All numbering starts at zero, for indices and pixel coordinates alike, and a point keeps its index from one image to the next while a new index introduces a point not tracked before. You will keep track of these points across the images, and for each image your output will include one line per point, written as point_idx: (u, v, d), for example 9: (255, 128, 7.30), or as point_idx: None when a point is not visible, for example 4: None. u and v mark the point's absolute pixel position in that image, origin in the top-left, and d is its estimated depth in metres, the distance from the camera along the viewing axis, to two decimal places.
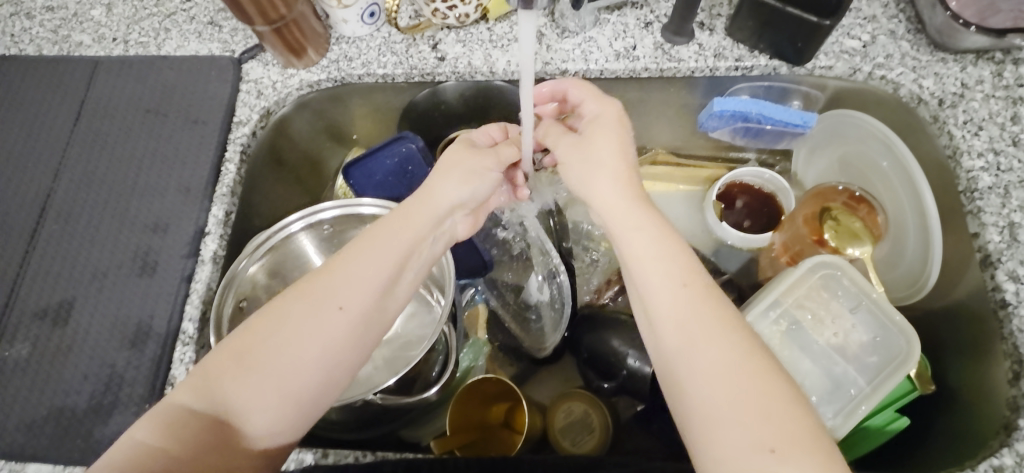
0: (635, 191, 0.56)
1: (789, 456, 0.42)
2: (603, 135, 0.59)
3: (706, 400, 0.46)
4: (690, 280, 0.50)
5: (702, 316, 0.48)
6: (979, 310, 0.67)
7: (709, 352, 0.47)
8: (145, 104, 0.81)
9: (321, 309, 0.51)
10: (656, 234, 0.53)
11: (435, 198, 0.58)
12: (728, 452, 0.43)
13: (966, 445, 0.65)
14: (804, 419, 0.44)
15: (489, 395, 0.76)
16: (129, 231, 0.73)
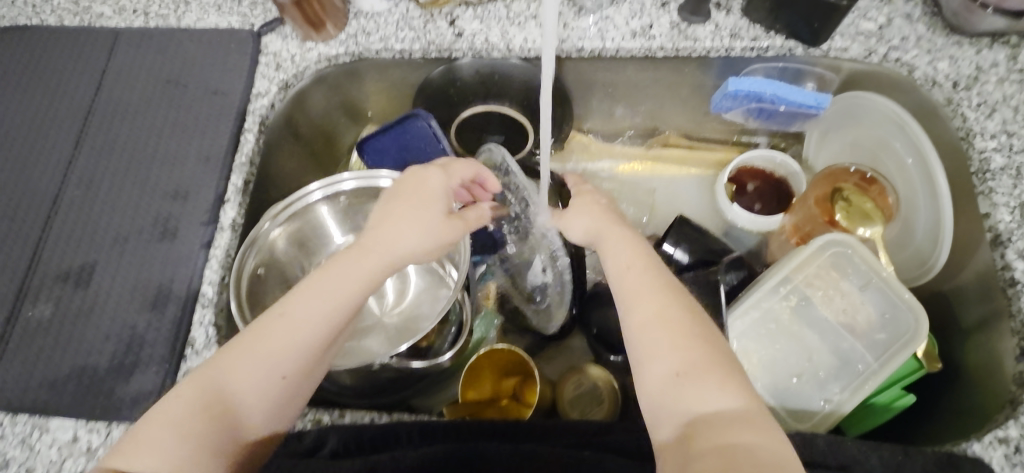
0: (611, 218, 0.64)
1: (692, 380, 0.51)
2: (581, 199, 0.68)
3: (638, 345, 0.54)
4: (633, 263, 0.58)
5: (644, 288, 0.56)
6: (987, 290, 0.68)
7: (642, 307, 0.55)
8: (164, 75, 0.82)
9: (279, 356, 0.55)
10: (609, 231, 0.62)
11: (394, 248, 0.61)
12: (653, 385, 0.52)
13: (970, 420, 0.66)
14: (713, 353, 0.52)
15: (504, 364, 0.78)
16: (149, 198, 0.75)
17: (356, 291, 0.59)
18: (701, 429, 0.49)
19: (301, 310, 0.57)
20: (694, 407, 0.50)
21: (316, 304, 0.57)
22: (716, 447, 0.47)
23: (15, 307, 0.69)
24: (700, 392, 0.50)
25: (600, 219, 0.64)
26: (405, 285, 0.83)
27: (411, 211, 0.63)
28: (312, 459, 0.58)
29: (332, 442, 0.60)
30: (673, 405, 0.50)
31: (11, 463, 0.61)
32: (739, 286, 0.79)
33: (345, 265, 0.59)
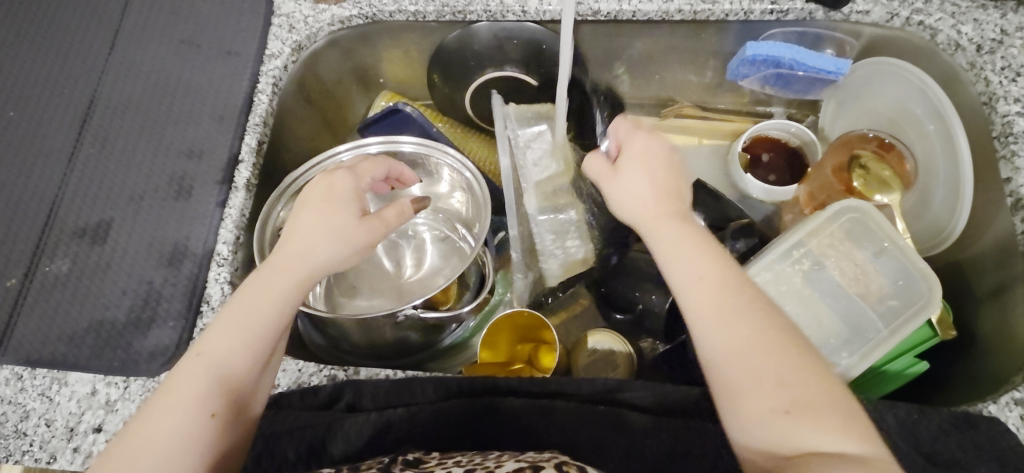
0: (669, 196, 0.54)
1: (804, 415, 0.43)
2: (632, 168, 0.55)
3: (727, 375, 0.45)
4: (706, 272, 0.49)
5: (725, 305, 0.47)
6: (1008, 256, 0.67)
7: (730, 330, 0.46)
8: (178, 35, 0.81)
9: (194, 400, 0.48)
10: (674, 225, 0.52)
11: (309, 259, 0.54)
12: (747, 422, 0.44)
13: (981, 385, 0.67)
14: (824, 384, 0.45)
15: (523, 329, 0.80)
16: (164, 157, 0.75)
17: (268, 314, 0.51)
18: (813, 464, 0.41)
19: (213, 339, 0.50)
20: (804, 443, 0.42)
21: (224, 333, 0.50)
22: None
23: (33, 261, 0.70)
24: (807, 433, 0.42)
25: (659, 203, 0.53)
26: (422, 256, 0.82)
27: (315, 220, 0.56)
28: (327, 411, 0.60)
29: (348, 396, 0.61)
30: (778, 444, 0.43)
31: (31, 415, 0.61)
32: (749, 253, 0.78)
33: (252, 288, 0.52)
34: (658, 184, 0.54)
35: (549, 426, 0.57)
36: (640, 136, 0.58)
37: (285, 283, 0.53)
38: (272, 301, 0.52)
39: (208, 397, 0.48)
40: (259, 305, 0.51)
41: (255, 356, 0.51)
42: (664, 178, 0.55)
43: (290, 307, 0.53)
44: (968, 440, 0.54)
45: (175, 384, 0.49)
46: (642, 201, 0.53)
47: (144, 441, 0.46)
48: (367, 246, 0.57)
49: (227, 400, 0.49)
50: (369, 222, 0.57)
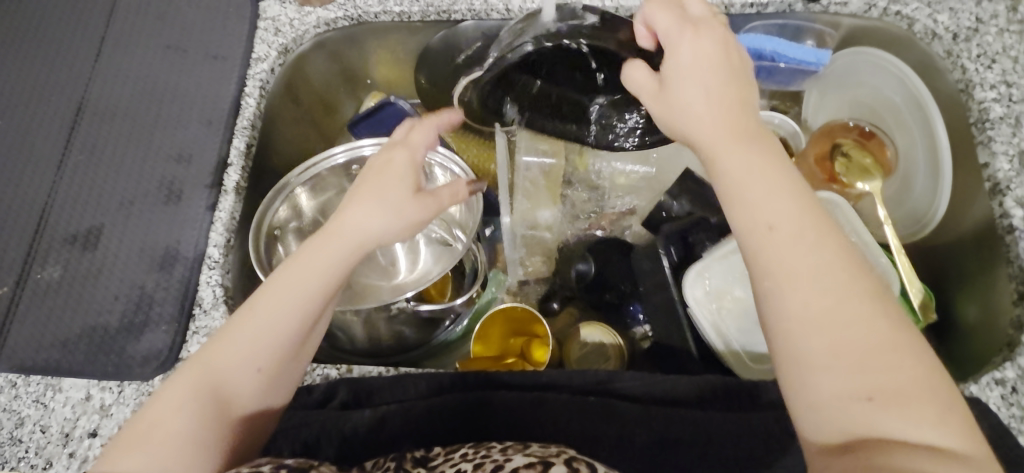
0: (731, 115, 0.47)
1: (890, 403, 0.37)
2: (686, 83, 0.49)
3: (796, 343, 0.40)
4: (781, 222, 0.42)
5: (805, 261, 0.41)
6: (987, 240, 0.68)
7: (808, 295, 0.40)
8: (165, 41, 0.82)
9: (242, 360, 0.48)
10: (744, 158, 0.45)
11: (363, 231, 0.54)
12: (816, 396, 0.38)
13: (966, 367, 0.68)
14: (918, 370, 0.38)
15: (515, 323, 0.81)
16: (153, 162, 0.75)
17: (321, 281, 0.51)
18: (883, 455, 0.35)
19: (265, 299, 0.50)
20: (879, 430, 0.37)
21: (275, 295, 0.50)
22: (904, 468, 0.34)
23: (25, 268, 0.70)
24: (892, 422, 0.37)
25: (722, 123, 0.47)
26: (416, 256, 0.83)
27: (378, 190, 0.55)
28: (321, 409, 0.60)
29: (341, 394, 0.62)
30: (847, 426, 0.37)
31: (26, 421, 0.61)
32: None
33: (306, 254, 0.52)
34: (717, 102, 0.48)
35: (541, 418, 0.58)
36: (687, 39, 0.49)
37: (339, 252, 0.52)
38: (327, 269, 0.52)
39: (257, 356, 0.48)
40: (318, 270, 0.51)
41: (305, 323, 0.50)
42: (725, 95, 0.48)
43: (342, 278, 0.53)
44: None
45: (227, 338, 0.48)
46: (699, 121, 0.48)
47: (193, 390, 0.46)
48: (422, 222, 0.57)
49: (274, 363, 0.49)
50: (427, 197, 0.57)
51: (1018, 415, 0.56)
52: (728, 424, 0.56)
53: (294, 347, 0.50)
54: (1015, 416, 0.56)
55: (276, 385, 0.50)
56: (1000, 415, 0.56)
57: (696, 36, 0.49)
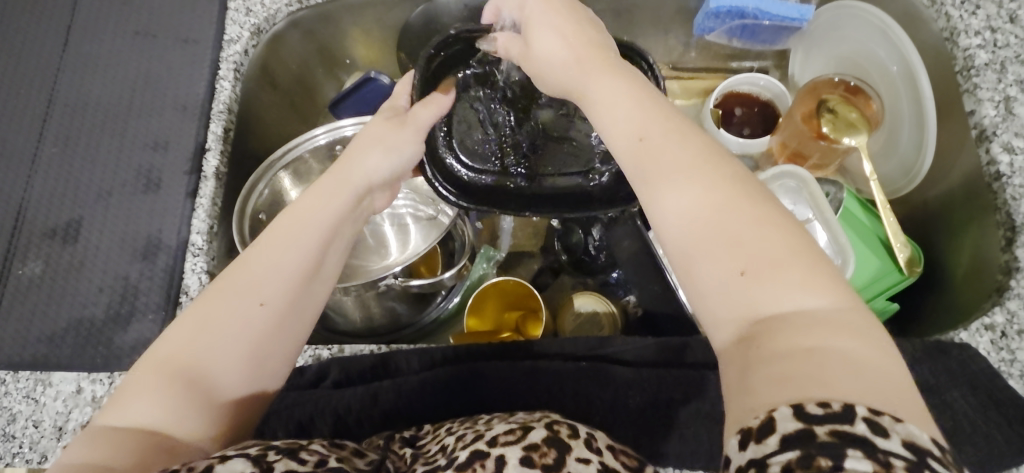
0: (584, 48, 0.50)
1: (764, 277, 0.35)
2: (543, 32, 0.52)
3: (677, 240, 0.38)
4: (649, 133, 0.42)
5: (674, 154, 0.40)
6: (975, 189, 0.68)
7: (674, 191, 0.39)
8: (133, 27, 0.80)
9: (242, 300, 0.46)
10: (614, 82, 0.46)
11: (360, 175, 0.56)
12: (708, 288, 0.37)
13: (954, 315, 0.68)
14: (787, 239, 0.36)
15: (506, 295, 0.80)
16: (129, 151, 0.74)
17: (321, 220, 0.51)
18: (766, 335, 0.33)
19: (266, 239, 0.49)
20: (763, 308, 0.34)
21: (276, 234, 0.49)
22: (793, 351, 0.32)
23: (4, 266, 0.69)
24: (774, 296, 0.34)
25: (591, 58, 0.49)
26: (406, 237, 0.81)
27: (368, 138, 0.59)
28: (315, 389, 0.60)
29: (334, 373, 0.62)
30: (736, 312, 0.35)
31: (17, 417, 0.60)
32: None
33: (305, 200, 0.53)
34: (575, 41, 0.51)
35: (535, 385, 0.58)
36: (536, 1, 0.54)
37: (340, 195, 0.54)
38: (328, 211, 0.53)
39: (257, 289, 0.46)
40: (318, 211, 0.52)
41: (310, 259, 0.49)
42: (589, 37, 0.51)
43: (341, 219, 0.54)
44: (941, 367, 0.55)
45: (230, 277, 0.47)
46: (566, 63, 0.50)
47: (202, 326, 0.44)
48: (410, 155, 0.60)
49: (282, 298, 0.47)
50: (411, 126, 0.60)
51: (1007, 359, 0.56)
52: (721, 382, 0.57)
53: (301, 283, 0.48)
54: (1004, 360, 0.56)
55: (281, 322, 0.47)
56: (989, 360, 0.56)
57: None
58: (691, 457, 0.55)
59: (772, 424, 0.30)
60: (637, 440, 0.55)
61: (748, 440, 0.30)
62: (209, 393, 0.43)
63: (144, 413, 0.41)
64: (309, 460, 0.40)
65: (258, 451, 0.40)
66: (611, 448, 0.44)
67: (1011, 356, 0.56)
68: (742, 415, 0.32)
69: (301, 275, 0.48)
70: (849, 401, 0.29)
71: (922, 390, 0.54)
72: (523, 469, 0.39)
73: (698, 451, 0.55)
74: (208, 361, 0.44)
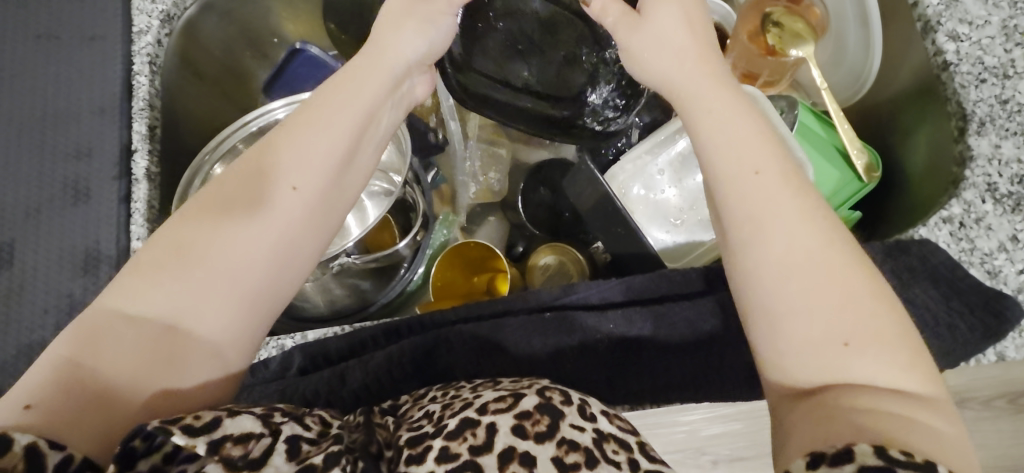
0: (709, 61, 0.50)
1: (865, 350, 0.37)
2: (667, 7, 0.53)
3: (768, 291, 0.39)
4: (765, 167, 0.42)
5: (789, 207, 0.40)
6: (925, 83, 0.66)
7: (787, 238, 0.39)
8: (34, 30, 0.74)
9: (274, 185, 0.45)
10: (730, 107, 0.46)
11: (395, 56, 0.54)
12: (789, 343, 0.38)
13: (914, 215, 0.68)
14: (887, 318, 0.38)
15: (475, 259, 0.79)
16: (53, 162, 0.70)
17: (361, 104, 0.50)
18: (847, 393, 0.36)
19: (302, 117, 0.47)
20: (849, 374, 0.37)
21: (310, 114, 0.47)
22: (875, 410, 0.35)
23: None
24: (868, 369, 0.37)
25: (715, 85, 0.48)
26: (363, 215, 0.79)
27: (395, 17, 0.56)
28: (282, 381, 0.59)
29: (299, 361, 0.60)
30: (822, 371, 0.37)
31: None
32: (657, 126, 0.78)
33: (342, 80, 0.51)
34: (700, 38, 0.52)
35: (499, 343, 0.56)
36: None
37: (378, 78, 0.52)
38: (363, 95, 0.50)
39: (289, 170, 0.45)
40: (353, 94, 0.50)
41: (345, 146, 0.48)
42: (707, 67, 0.50)
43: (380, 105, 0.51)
44: (902, 265, 0.56)
45: (263, 155, 0.46)
46: (685, 72, 0.50)
47: (229, 207, 0.43)
48: (444, 33, 0.58)
49: (314, 184, 0.46)
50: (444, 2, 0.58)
51: (967, 248, 0.55)
52: (686, 310, 0.57)
53: (335, 169, 0.47)
54: (964, 250, 0.55)
55: (310, 208, 0.46)
56: (950, 252, 0.55)
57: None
58: (665, 388, 0.56)
59: (851, 454, 0.32)
60: (611, 381, 0.56)
61: (820, 462, 0.32)
62: (232, 284, 0.42)
63: (160, 303, 0.40)
64: (313, 427, 0.39)
65: (263, 411, 0.39)
66: (606, 412, 0.42)
67: (971, 246, 0.55)
68: (813, 445, 0.34)
69: (336, 162, 0.47)
70: (931, 459, 0.32)
71: None
72: (517, 439, 0.38)
73: (669, 383, 0.56)
74: (234, 247, 0.42)
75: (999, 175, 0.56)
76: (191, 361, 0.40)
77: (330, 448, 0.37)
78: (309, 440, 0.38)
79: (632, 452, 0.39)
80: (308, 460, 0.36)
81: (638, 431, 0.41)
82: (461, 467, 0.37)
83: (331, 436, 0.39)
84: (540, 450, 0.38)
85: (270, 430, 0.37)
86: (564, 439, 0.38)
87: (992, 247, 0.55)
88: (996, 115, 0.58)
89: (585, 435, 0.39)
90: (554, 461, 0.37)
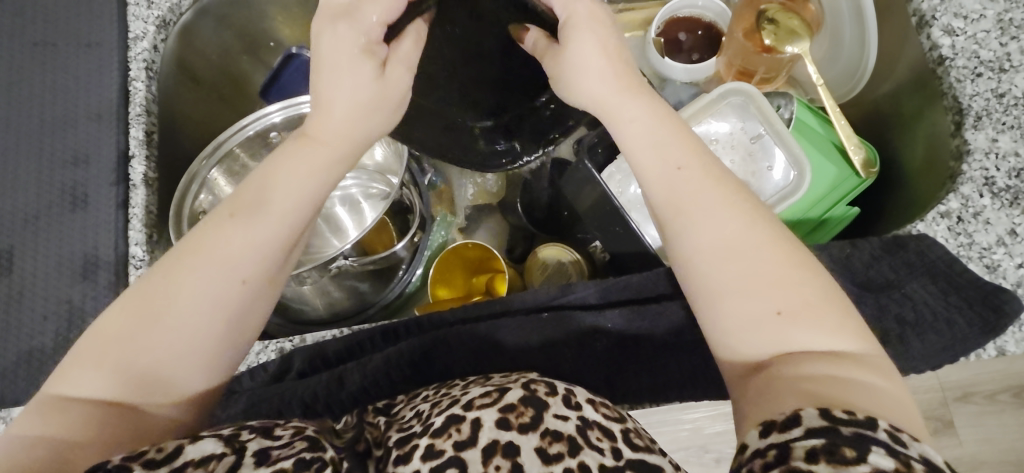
0: (626, 80, 0.49)
1: (800, 318, 0.38)
2: (581, 34, 0.50)
3: (705, 275, 0.41)
4: (687, 162, 0.44)
5: (715, 194, 0.42)
6: (921, 77, 0.66)
7: (712, 224, 0.41)
8: (30, 38, 0.74)
9: (218, 277, 0.42)
10: (652, 121, 0.47)
11: (351, 118, 0.49)
12: (732, 321, 0.39)
13: (909, 212, 0.68)
14: (818, 285, 0.39)
15: (473, 258, 0.79)
16: (50, 169, 0.70)
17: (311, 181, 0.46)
18: (789, 364, 0.37)
19: (246, 202, 0.44)
20: (789, 342, 0.38)
21: (255, 197, 0.45)
22: (817, 376, 0.36)
23: None
24: (802, 335, 0.38)
25: (624, 99, 0.48)
26: (361, 217, 0.79)
27: (334, 71, 0.49)
28: (279, 383, 0.59)
29: (298, 363, 0.60)
30: (763, 343, 0.38)
31: None
32: None
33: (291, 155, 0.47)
34: (616, 64, 0.50)
35: (496, 343, 0.56)
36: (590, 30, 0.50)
37: (330, 149, 0.48)
38: (314, 172, 0.47)
39: (234, 262, 0.42)
40: (304, 171, 0.46)
41: (295, 226, 0.45)
42: (627, 83, 0.49)
43: (330, 181, 0.48)
44: (899, 261, 0.56)
45: (202, 239, 0.43)
46: (609, 100, 0.49)
47: (169, 295, 0.41)
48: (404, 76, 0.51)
49: (263, 274, 0.44)
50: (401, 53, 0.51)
51: (966, 243, 0.55)
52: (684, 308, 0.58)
53: (281, 256, 0.45)
54: (962, 244, 0.55)
55: (258, 299, 0.44)
56: (949, 248, 0.55)
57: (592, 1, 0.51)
58: (664, 387, 0.57)
59: (798, 419, 0.33)
60: (610, 381, 0.56)
61: (771, 430, 0.34)
62: (182, 370, 0.41)
63: (106, 386, 0.39)
64: (285, 434, 0.39)
65: (230, 432, 0.38)
66: (591, 400, 0.42)
67: (969, 240, 0.55)
68: (765, 415, 0.35)
69: (283, 249, 0.45)
70: (872, 415, 0.33)
71: (881, 287, 0.56)
72: (500, 432, 0.38)
73: (669, 381, 0.56)
74: (176, 342, 0.40)
75: (996, 169, 0.56)
76: (148, 427, 0.40)
77: (300, 453, 0.37)
78: (279, 447, 0.37)
79: (615, 440, 0.39)
80: (278, 465, 0.36)
81: (622, 418, 0.41)
82: (444, 464, 0.37)
83: (302, 439, 0.38)
84: (523, 441, 0.38)
85: (232, 448, 0.37)
86: (547, 430, 0.38)
87: (990, 242, 0.55)
88: (992, 109, 0.58)
89: (568, 424, 0.39)
90: (538, 452, 0.38)
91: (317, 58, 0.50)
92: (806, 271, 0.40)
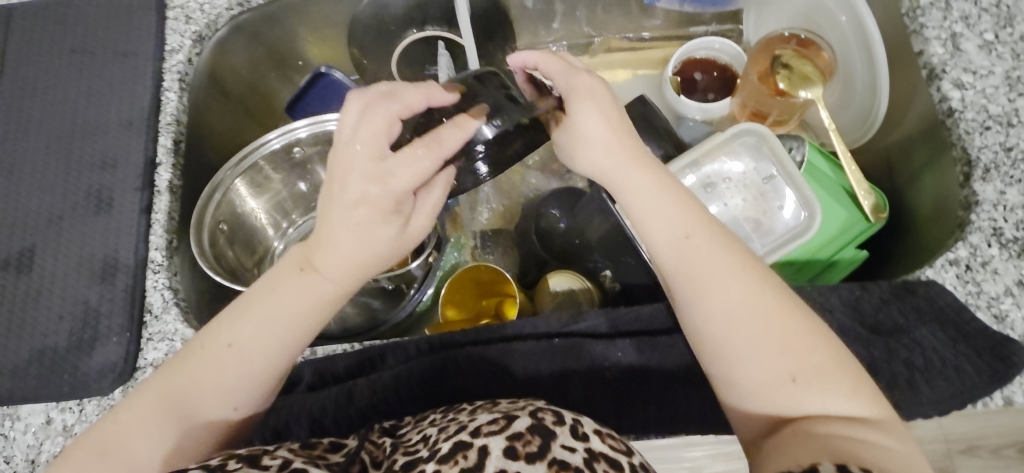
0: (633, 151, 0.49)
1: (812, 381, 0.41)
2: (585, 106, 0.49)
3: (722, 338, 0.43)
4: (694, 230, 0.46)
5: (724, 259, 0.45)
6: (931, 128, 0.68)
7: (721, 293, 0.43)
8: (70, 44, 0.77)
9: (213, 405, 0.47)
10: (663, 189, 0.48)
11: (360, 264, 0.47)
12: (750, 383, 0.42)
13: (916, 260, 0.70)
14: (829, 350, 0.42)
15: (485, 282, 0.80)
16: (77, 172, 0.72)
17: (305, 320, 0.48)
18: (811, 424, 0.39)
19: (244, 333, 0.47)
20: (802, 406, 0.40)
21: (254, 328, 0.47)
22: (836, 435, 0.38)
23: None
24: (818, 399, 0.40)
25: (632, 169, 0.49)
26: None
27: (353, 220, 0.45)
28: (289, 395, 0.59)
29: (308, 376, 0.61)
30: (776, 405, 0.41)
31: None
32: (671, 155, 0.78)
33: (292, 288, 0.48)
34: (619, 131, 0.49)
35: (506, 368, 0.57)
36: (590, 103, 0.49)
37: (332, 289, 0.48)
38: (311, 311, 0.48)
39: (229, 394, 0.47)
40: (302, 311, 0.48)
41: (286, 359, 0.48)
42: (628, 147, 0.49)
43: (328, 314, 0.49)
44: (909, 306, 0.56)
45: (196, 359, 0.47)
46: (610, 175, 0.49)
47: (166, 406, 0.46)
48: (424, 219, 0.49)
49: (254, 398, 0.48)
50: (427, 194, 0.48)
51: (974, 291, 0.56)
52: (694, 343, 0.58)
53: (272, 384, 0.48)
54: (971, 292, 0.56)
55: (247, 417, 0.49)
56: (957, 295, 0.56)
57: (590, 76, 0.50)
58: (672, 420, 0.56)
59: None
60: (618, 411, 0.56)
61: None
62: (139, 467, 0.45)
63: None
64: (272, 464, 0.39)
65: (218, 462, 0.40)
66: (598, 431, 0.42)
67: (977, 289, 0.56)
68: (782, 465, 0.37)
69: (275, 378, 0.48)
70: None
71: (891, 330, 0.56)
72: (507, 461, 0.38)
73: (678, 413, 0.56)
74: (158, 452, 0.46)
75: (1004, 221, 0.57)
76: None
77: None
78: None
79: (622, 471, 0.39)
80: None
81: (629, 450, 0.42)
82: None
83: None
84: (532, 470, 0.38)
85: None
86: (554, 459, 0.39)
87: (998, 291, 0.56)
88: (1000, 162, 0.59)
89: (576, 455, 0.39)
90: None
91: (336, 194, 0.45)
92: (817, 336, 0.42)
